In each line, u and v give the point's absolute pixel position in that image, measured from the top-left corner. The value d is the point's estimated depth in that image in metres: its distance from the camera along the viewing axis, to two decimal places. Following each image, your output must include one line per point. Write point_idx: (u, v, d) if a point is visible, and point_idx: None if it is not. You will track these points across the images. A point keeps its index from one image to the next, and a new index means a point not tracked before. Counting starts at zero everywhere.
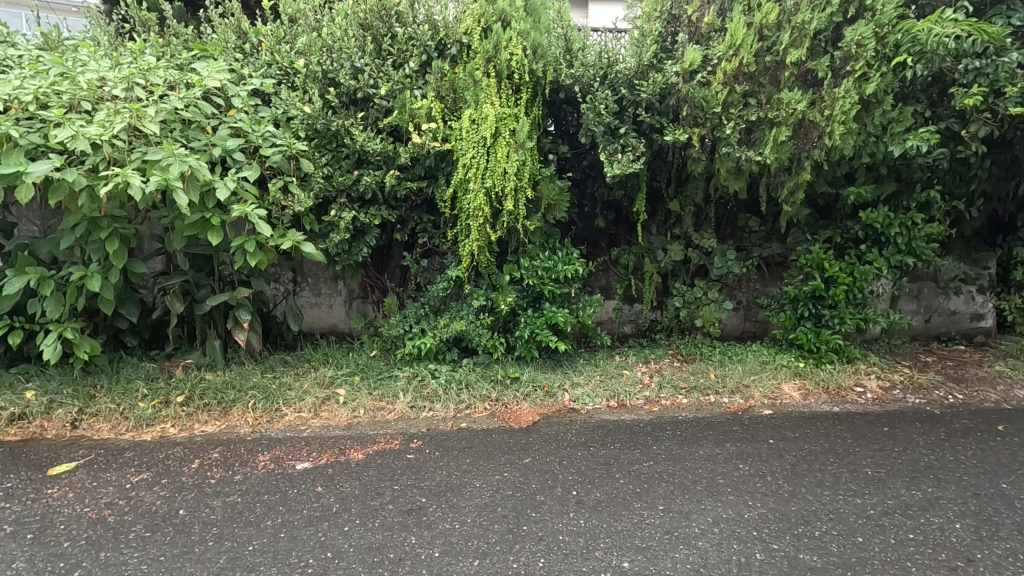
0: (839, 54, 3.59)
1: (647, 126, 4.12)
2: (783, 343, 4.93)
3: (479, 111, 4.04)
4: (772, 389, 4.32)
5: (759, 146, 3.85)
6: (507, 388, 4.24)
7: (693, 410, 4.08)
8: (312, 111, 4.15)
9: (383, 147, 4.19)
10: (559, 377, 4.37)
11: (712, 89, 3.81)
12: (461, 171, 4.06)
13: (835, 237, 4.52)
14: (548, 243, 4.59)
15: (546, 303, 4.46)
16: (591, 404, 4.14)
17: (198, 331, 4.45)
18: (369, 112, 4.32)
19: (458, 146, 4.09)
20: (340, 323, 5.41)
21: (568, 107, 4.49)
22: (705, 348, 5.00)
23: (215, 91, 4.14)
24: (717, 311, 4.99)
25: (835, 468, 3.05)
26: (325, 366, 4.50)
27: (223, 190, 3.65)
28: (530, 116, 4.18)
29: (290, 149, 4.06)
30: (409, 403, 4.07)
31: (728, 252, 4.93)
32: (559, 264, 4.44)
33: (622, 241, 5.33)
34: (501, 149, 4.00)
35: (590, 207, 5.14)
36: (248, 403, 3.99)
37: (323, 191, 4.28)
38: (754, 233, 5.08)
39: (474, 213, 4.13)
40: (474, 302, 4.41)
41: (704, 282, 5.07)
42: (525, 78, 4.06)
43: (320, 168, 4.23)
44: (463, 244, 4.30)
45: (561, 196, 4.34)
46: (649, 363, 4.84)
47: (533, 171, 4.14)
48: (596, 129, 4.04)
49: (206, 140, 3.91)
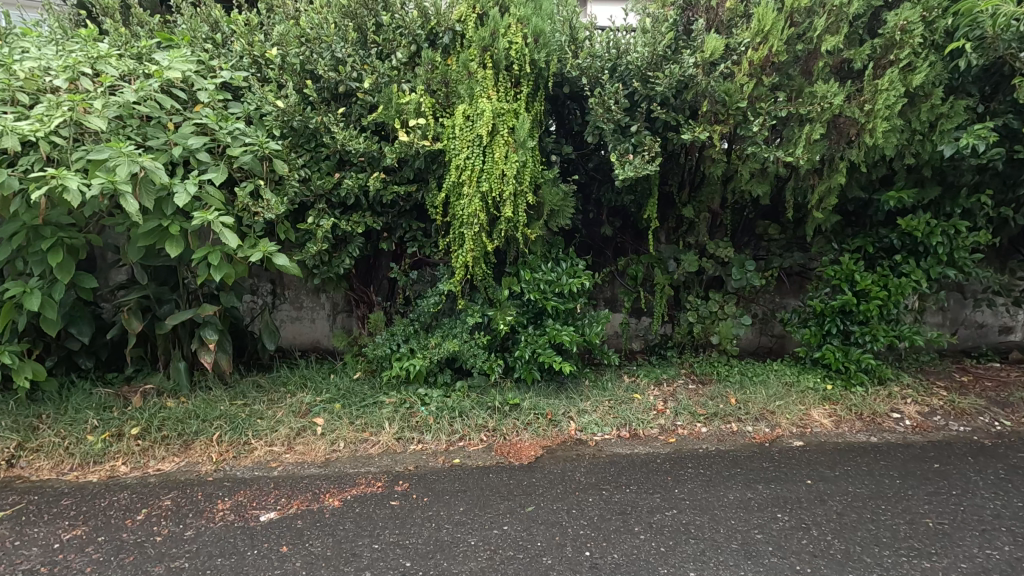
0: (881, 42, 3.18)
1: (661, 123, 3.71)
2: (807, 362, 4.51)
3: (474, 107, 3.60)
4: (801, 415, 3.89)
5: (788, 146, 3.44)
6: (505, 416, 3.79)
7: (714, 441, 3.64)
8: (286, 106, 3.71)
9: (367, 147, 3.75)
10: (564, 404, 3.92)
11: (736, 82, 3.39)
12: (453, 173, 3.62)
13: (866, 247, 4.11)
14: (550, 253, 4.16)
15: (548, 321, 4.03)
16: (600, 435, 3.70)
17: (161, 351, 3.99)
18: (352, 109, 3.90)
19: (450, 145, 3.63)
20: (323, 339, 5.08)
21: (573, 104, 4.07)
22: (723, 368, 4.57)
23: (178, 85, 3.69)
24: (734, 327, 4.56)
25: (890, 520, 2.63)
26: (303, 391, 4.04)
27: (182, 195, 3.19)
28: (531, 113, 3.75)
29: (262, 148, 3.60)
30: (395, 435, 3.61)
31: (747, 263, 4.52)
32: (563, 277, 4.00)
33: (630, 250, 4.92)
34: (499, 149, 3.56)
35: (596, 214, 4.72)
36: (212, 436, 3.51)
37: (301, 195, 3.83)
38: (774, 241, 4.67)
39: (469, 220, 3.69)
40: (469, 319, 3.97)
41: (720, 295, 4.66)
42: (525, 69, 3.62)
43: (296, 170, 3.79)
44: (456, 255, 3.86)
45: (565, 202, 3.90)
46: (662, 385, 4.41)
47: (535, 174, 3.71)
48: (606, 127, 3.63)
49: (165, 138, 3.47)
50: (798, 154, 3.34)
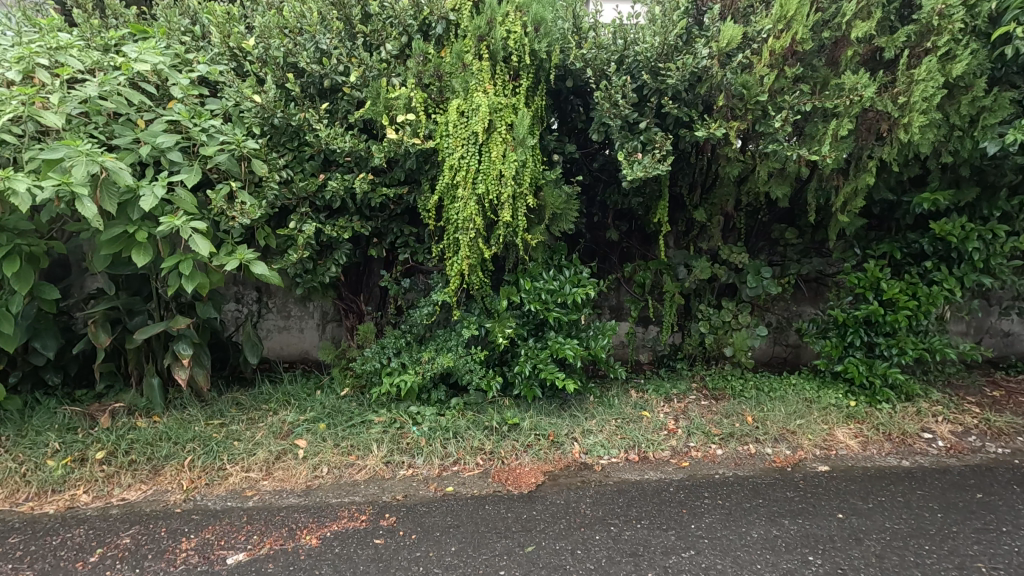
0: (917, 28, 2.88)
1: (672, 119, 3.42)
2: (827, 376, 4.21)
3: (469, 101, 3.31)
4: (824, 436, 3.58)
5: (812, 144, 3.14)
6: (504, 437, 3.50)
7: (730, 465, 3.34)
8: (266, 102, 3.42)
9: (354, 146, 3.47)
10: (568, 423, 3.63)
11: (755, 73, 3.09)
12: (447, 174, 3.33)
13: (893, 252, 3.82)
14: (552, 260, 3.87)
15: (550, 333, 3.74)
16: (607, 458, 3.40)
17: (133, 367, 3.71)
18: (339, 106, 3.62)
19: (443, 144, 3.35)
20: (312, 350, 4.81)
21: (577, 99, 3.78)
22: (737, 383, 4.27)
23: (150, 78, 3.42)
24: (750, 338, 4.27)
25: (936, 565, 2.35)
26: (286, 410, 3.75)
27: (147, 199, 2.91)
28: (532, 108, 3.45)
29: (238, 148, 3.32)
30: (383, 459, 3.33)
31: (763, 269, 4.23)
32: (567, 286, 3.71)
33: (637, 256, 4.63)
34: (497, 148, 3.27)
35: (600, 217, 4.43)
36: (184, 461, 3.22)
37: (282, 199, 3.55)
38: (791, 246, 4.38)
39: (464, 225, 3.40)
40: (465, 332, 3.68)
41: (733, 304, 4.36)
42: (524, 60, 3.33)
43: (276, 171, 3.50)
44: (451, 262, 3.56)
45: (569, 205, 3.61)
46: (672, 401, 4.12)
47: (535, 175, 3.42)
48: (613, 123, 3.34)
49: (133, 137, 3.20)
50: (824, 153, 3.04)
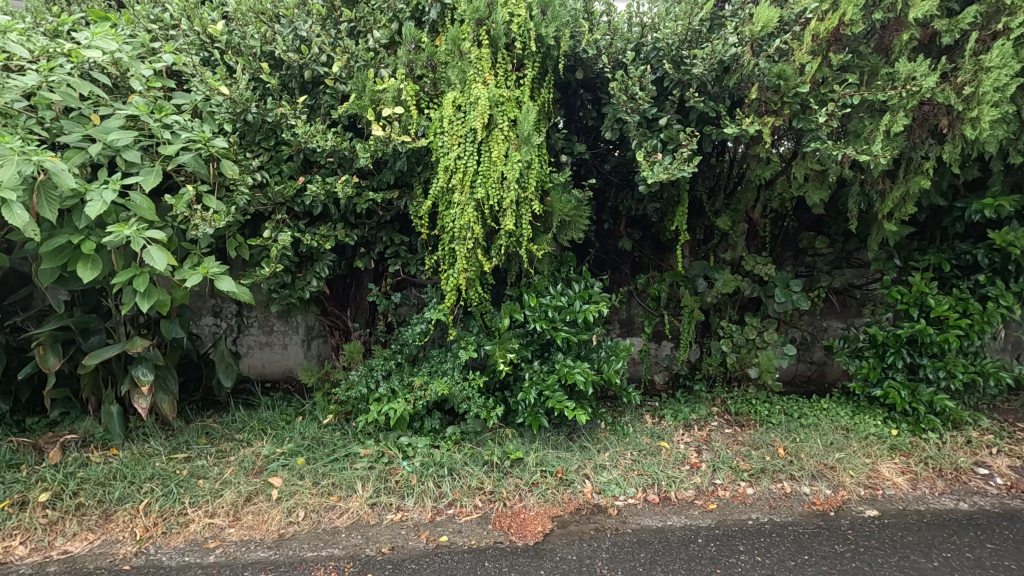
0: (985, 7, 2.49)
1: (696, 115, 3.03)
2: (863, 400, 3.81)
3: (467, 94, 2.92)
4: (868, 472, 3.17)
5: (860, 141, 2.74)
6: (506, 475, 3.09)
7: (765, 508, 2.93)
8: (238, 95, 3.04)
9: (336, 145, 3.07)
10: (578, 457, 3.22)
11: (794, 61, 2.70)
12: (441, 177, 2.94)
13: (943, 265, 3.45)
14: (559, 273, 3.47)
15: (557, 354, 3.34)
16: (623, 499, 3.00)
17: (88, 393, 3.30)
18: (321, 100, 3.24)
19: (437, 142, 2.95)
20: (296, 367, 4.42)
21: (587, 94, 3.40)
22: (763, 408, 3.86)
23: (108, 69, 3.04)
24: (778, 358, 3.86)
25: None
26: (261, 441, 3.34)
27: (93, 204, 2.52)
28: (538, 101, 3.05)
29: (205, 147, 2.93)
30: (368, 501, 2.91)
31: (792, 282, 3.83)
32: (576, 302, 3.31)
33: (650, 267, 4.24)
34: (498, 147, 2.88)
35: (611, 225, 4.04)
36: (138, 505, 2.80)
37: (256, 204, 3.15)
38: (821, 256, 3.98)
39: (461, 233, 2.99)
40: (461, 354, 3.28)
41: (758, 320, 3.96)
42: (529, 47, 2.94)
43: (249, 173, 3.11)
44: (446, 276, 3.15)
45: (580, 211, 3.21)
46: (692, 429, 3.71)
47: (541, 177, 3.02)
48: (630, 119, 2.95)
49: (84, 134, 2.81)
50: (876, 152, 2.64)
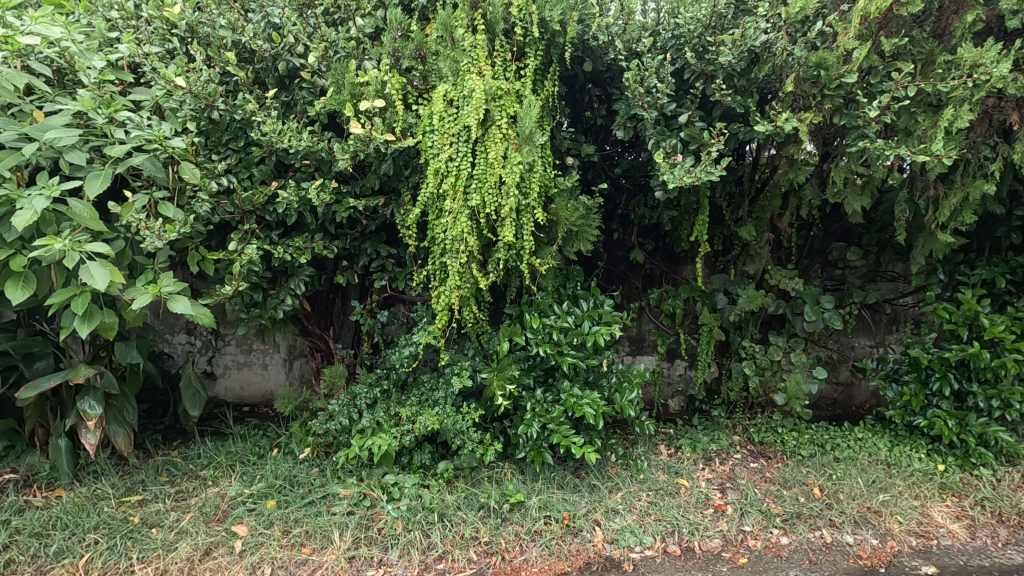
0: None
1: (721, 111, 2.67)
2: (903, 430, 3.42)
3: (460, 87, 2.55)
4: (919, 518, 2.77)
5: (915, 139, 2.37)
6: (504, 523, 2.71)
7: (805, 564, 2.54)
8: (201, 90, 2.68)
9: (312, 145, 2.71)
10: (586, 500, 2.83)
11: (838, 47, 2.34)
12: (431, 181, 2.57)
13: (998, 279, 3.12)
14: (565, 289, 3.09)
15: (563, 381, 2.96)
16: (639, 552, 2.60)
17: (34, 426, 2.93)
18: (297, 96, 2.89)
19: (427, 142, 2.59)
20: (277, 390, 4.04)
21: (596, 90, 3.04)
22: (791, 438, 3.47)
23: (56, 60, 2.69)
24: (807, 382, 3.48)
25: None
26: (229, 480, 2.95)
27: (21, 213, 2.15)
28: (541, 95, 2.69)
29: (162, 147, 2.56)
30: (345, 555, 2.51)
31: (823, 299, 3.46)
32: (585, 322, 2.93)
33: (664, 280, 3.87)
34: (495, 148, 2.51)
35: (621, 234, 3.68)
36: (78, 561, 2.41)
37: (221, 212, 2.78)
38: (852, 269, 3.66)
39: (453, 246, 2.61)
40: (455, 381, 2.90)
41: (784, 340, 3.59)
42: (532, 33, 2.57)
43: (213, 177, 2.73)
44: (437, 293, 2.77)
45: (588, 221, 2.84)
46: (713, 463, 3.32)
47: (544, 182, 2.65)
48: (647, 115, 2.59)
49: (21, 132, 2.44)
50: (937, 151, 2.27)
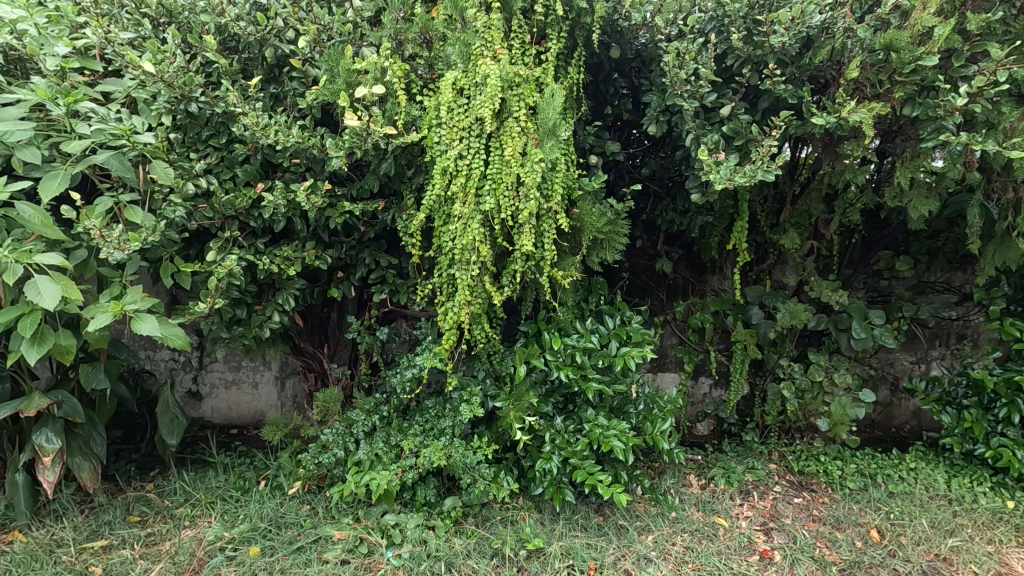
0: None
1: (770, 102, 2.33)
2: (961, 459, 3.11)
3: (472, 74, 2.22)
4: (999, 568, 2.41)
5: (1006, 131, 2.03)
6: (521, 574, 2.35)
7: None
8: (175, 78, 2.35)
9: (302, 142, 2.38)
10: (614, 546, 2.48)
11: (915, 24, 2.00)
12: (438, 182, 2.24)
13: None
14: (587, 304, 2.76)
15: (587, 409, 2.62)
16: None
17: None
18: (286, 87, 2.57)
19: (434, 137, 2.26)
20: (268, 410, 3.70)
21: (622, 80, 2.72)
22: (837, 468, 3.13)
23: (13, 45, 2.37)
24: (854, 407, 3.13)
25: None
26: (208, 522, 2.60)
27: None
28: (563, 83, 2.35)
29: (130, 143, 2.24)
30: None
31: (872, 313, 3.11)
32: (612, 342, 2.59)
33: (690, 292, 3.54)
34: (513, 143, 2.17)
35: (645, 242, 3.35)
36: None
37: (199, 217, 2.44)
38: (900, 280, 3.33)
39: (463, 255, 2.28)
40: (464, 409, 2.56)
41: (826, 358, 3.25)
42: (554, 12, 2.23)
43: (190, 178, 2.40)
44: (444, 310, 2.42)
45: (616, 227, 2.50)
46: (753, 498, 2.96)
47: (567, 183, 2.32)
48: (687, 106, 2.26)
49: None
50: None
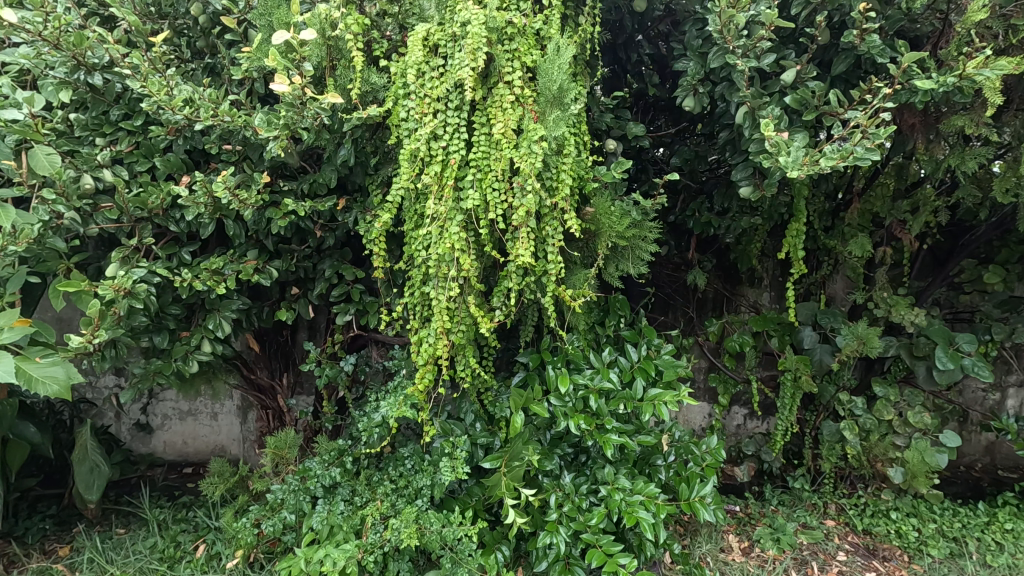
0: None
1: (849, 64, 1.74)
2: None
3: (449, 26, 1.65)
4: None
5: None
6: None
7: None
8: (61, 36, 1.75)
9: (233, 121, 1.83)
10: None
11: None
12: (405, 170, 1.67)
13: None
14: (604, 328, 2.18)
15: (604, 467, 2.04)
16: None
17: None
18: (225, 58, 2.03)
19: (400, 111, 1.69)
20: (229, 446, 3.14)
21: (647, 45, 2.21)
22: (916, 531, 2.50)
23: None
24: (935, 453, 2.50)
25: None
26: None
27: None
28: (574, 38, 1.76)
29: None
30: None
31: (960, 339, 2.51)
32: (635, 379, 2.01)
33: (725, 308, 2.95)
34: (504, 117, 1.60)
35: (672, 248, 2.77)
36: None
37: (101, 220, 1.90)
38: (986, 296, 2.71)
39: (439, 268, 1.70)
40: (446, 464, 1.97)
41: (895, 392, 2.64)
42: None
43: (91, 170, 1.86)
44: (418, 339, 1.85)
45: (642, 231, 1.91)
46: (815, 571, 2.34)
47: (577, 173, 1.74)
48: (740, 66, 1.66)
49: None
50: None
